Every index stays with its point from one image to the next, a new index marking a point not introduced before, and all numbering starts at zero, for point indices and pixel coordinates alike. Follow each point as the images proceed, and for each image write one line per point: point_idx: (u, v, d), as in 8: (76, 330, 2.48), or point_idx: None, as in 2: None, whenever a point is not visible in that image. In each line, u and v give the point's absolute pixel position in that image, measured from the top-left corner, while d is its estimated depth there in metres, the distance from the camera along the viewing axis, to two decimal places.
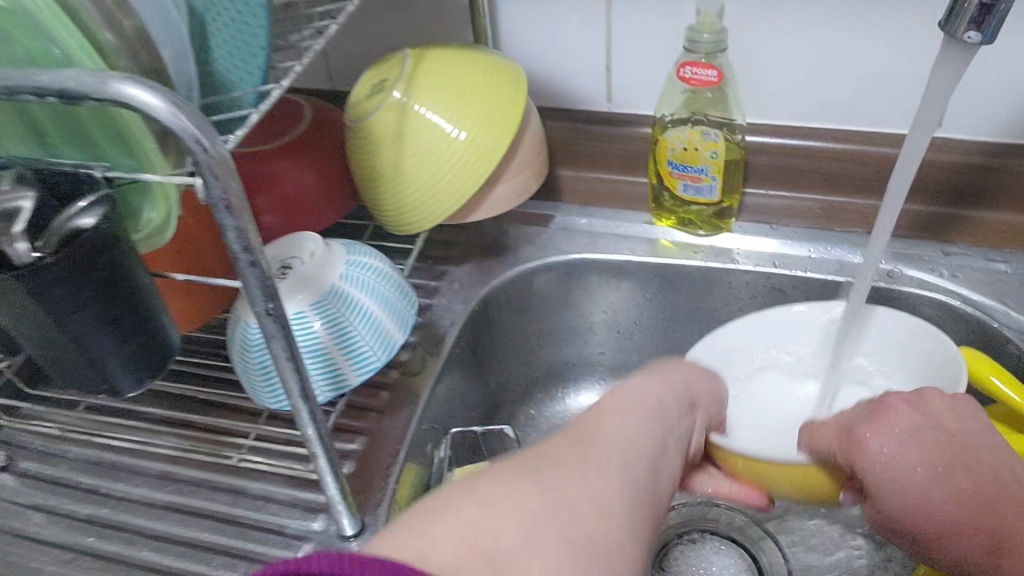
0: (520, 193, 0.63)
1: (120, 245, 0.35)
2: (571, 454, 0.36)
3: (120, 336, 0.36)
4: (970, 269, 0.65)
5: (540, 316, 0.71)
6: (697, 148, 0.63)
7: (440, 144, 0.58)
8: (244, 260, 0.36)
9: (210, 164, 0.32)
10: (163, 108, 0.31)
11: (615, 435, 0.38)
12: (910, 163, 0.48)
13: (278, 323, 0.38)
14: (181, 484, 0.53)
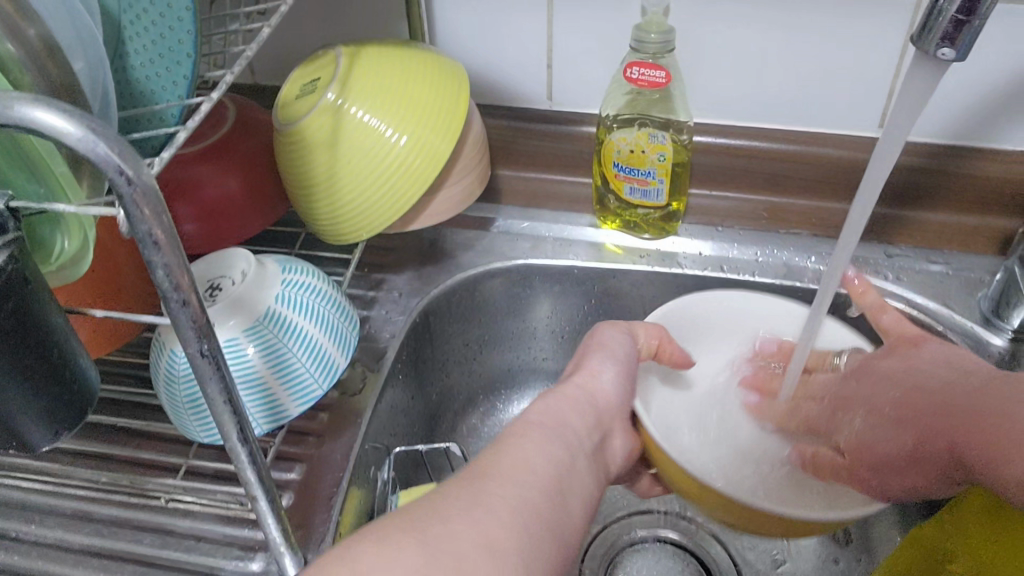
0: (463, 197, 0.59)
1: (29, 288, 0.31)
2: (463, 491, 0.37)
3: (29, 389, 0.32)
4: (912, 272, 0.65)
5: (482, 323, 0.69)
6: (643, 151, 0.61)
7: (379, 148, 0.54)
8: (173, 299, 0.32)
9: (134, 196, 0.28)
10: (76, 134, 0.27)
11: (511, 468, 0.39)
12: (880, 171, 0.47)
13: (214, 365, 0.34)
14: (101, 525, 0.49)
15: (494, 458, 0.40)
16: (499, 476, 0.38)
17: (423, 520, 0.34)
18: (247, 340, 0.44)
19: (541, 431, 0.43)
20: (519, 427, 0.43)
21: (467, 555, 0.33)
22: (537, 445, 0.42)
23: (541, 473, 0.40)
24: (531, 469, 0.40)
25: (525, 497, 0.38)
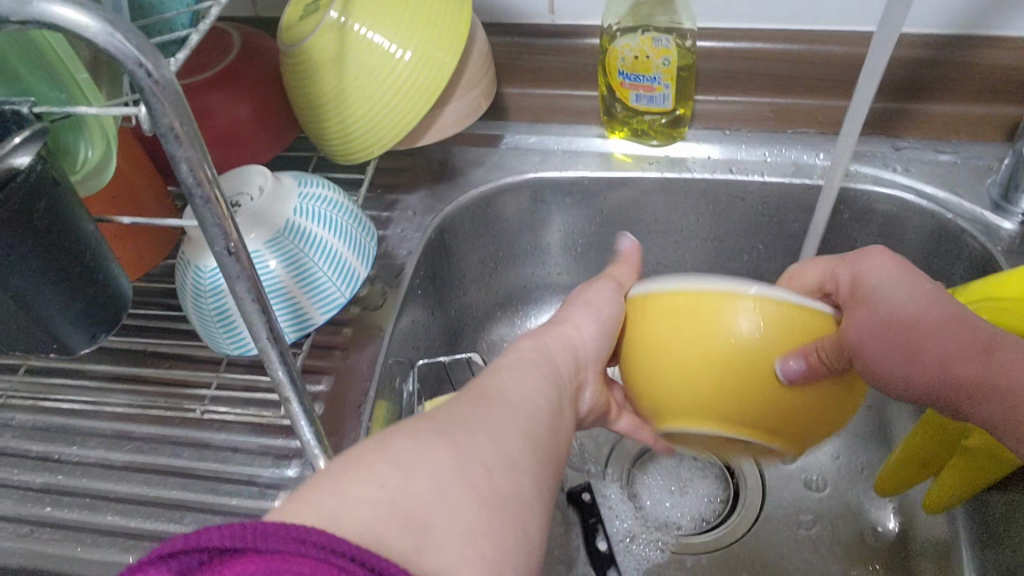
0: (470, 111, 0.60)
1: (58, 190, 0.32)
2: (474, 408, 0.37)
3: (67, 291, 0.33)
4: (921, 163, 0.65)
5: (496, 239, 0.70)
6: (648, 56, 0.61)
7: (383, 65, 0.54)
8: (197, 196, 0.33)
9: (155, 90, 0.29)
10: (96, 28, 0.28)
11: (515, 398, 0.39)
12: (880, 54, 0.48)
13: (240, 264, 0.35)
14: (140, 443, 0.51)
15: (498, 389, 0.40)
16: (502, 402, 0.38)
17: (444, 429, 0.34)
18: (269, 252, 0.45)
19: (531, 368, 0.43)
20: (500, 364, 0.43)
21: (494, 466, 0.33)
22: (527, 379, 0.42)
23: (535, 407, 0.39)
24: (529, 397, 0.40)
25: (531, 423, 0.38)
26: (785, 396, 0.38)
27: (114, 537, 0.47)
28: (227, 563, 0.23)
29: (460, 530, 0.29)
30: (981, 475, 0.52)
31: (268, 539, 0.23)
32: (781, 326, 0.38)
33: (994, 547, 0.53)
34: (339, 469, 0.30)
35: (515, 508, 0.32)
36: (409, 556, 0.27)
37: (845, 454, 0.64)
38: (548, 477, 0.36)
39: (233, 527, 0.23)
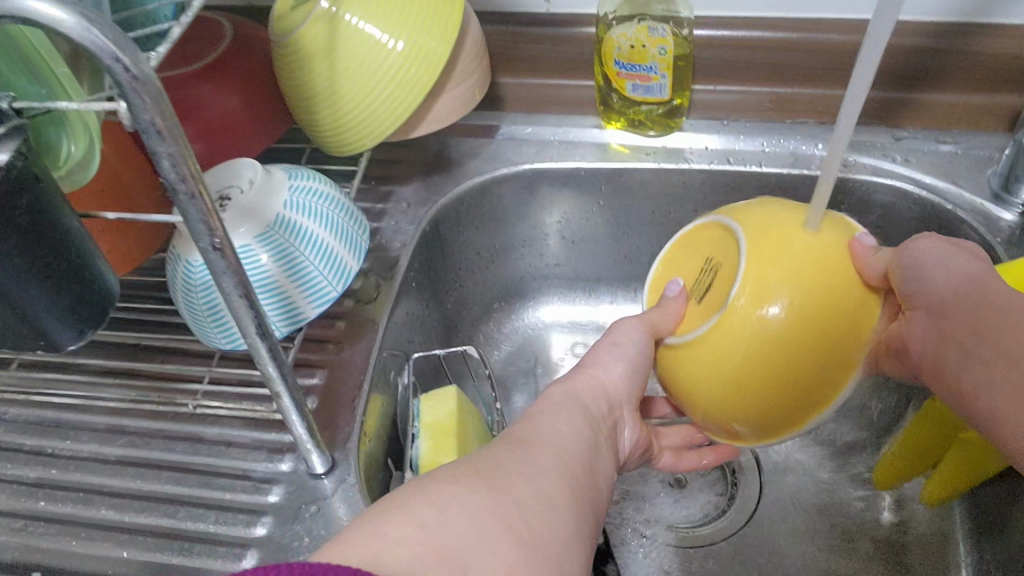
0: (463, 101, 0.59)
1: (40, 186, 0.31)
2: (507, 450, 0.36)
3: (52, 288, 0.33)
4: (921, 153, 0.64)
5: (491, 230, 0.69)
6: (644, 46, 0.60)
7: (374, 55, 0.54)
8: (181, 192, 0.32)
9: (133, 84, 0.29)
10: (72, 23, 0.27)
11: (548, 437, 0.39)
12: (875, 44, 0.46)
13: (227, 260, 0.35)
14: (133, 437, 0.51)
15: (537, 431, 0.39)
16: (538, 443, 0.38)
17: (482, 475, 0.33)
18: (259, 246, 0.45)
19: (567, 403, 0.43)
20: (538, 405, 0.43)
21: (529, 508, 0.32)
22: (562, 416, 0.41)
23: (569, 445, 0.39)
24: (563, 435, 0.39)
25: (567, 462, 0.37)
26: (811, 365, 0.40)
27: (108, 532, 0.47)
28: None
29: (496, 573, 0.29)
30: (977, 469, 0.52)
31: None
32: (803, 313, 0.39)
33: (987, 540, 0.53)
34: (377, 513, 0.30)
35: (554, 554, 0.31)
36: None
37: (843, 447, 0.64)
38: (587, 516, 0.35)
39: (292, 565, 0.24)
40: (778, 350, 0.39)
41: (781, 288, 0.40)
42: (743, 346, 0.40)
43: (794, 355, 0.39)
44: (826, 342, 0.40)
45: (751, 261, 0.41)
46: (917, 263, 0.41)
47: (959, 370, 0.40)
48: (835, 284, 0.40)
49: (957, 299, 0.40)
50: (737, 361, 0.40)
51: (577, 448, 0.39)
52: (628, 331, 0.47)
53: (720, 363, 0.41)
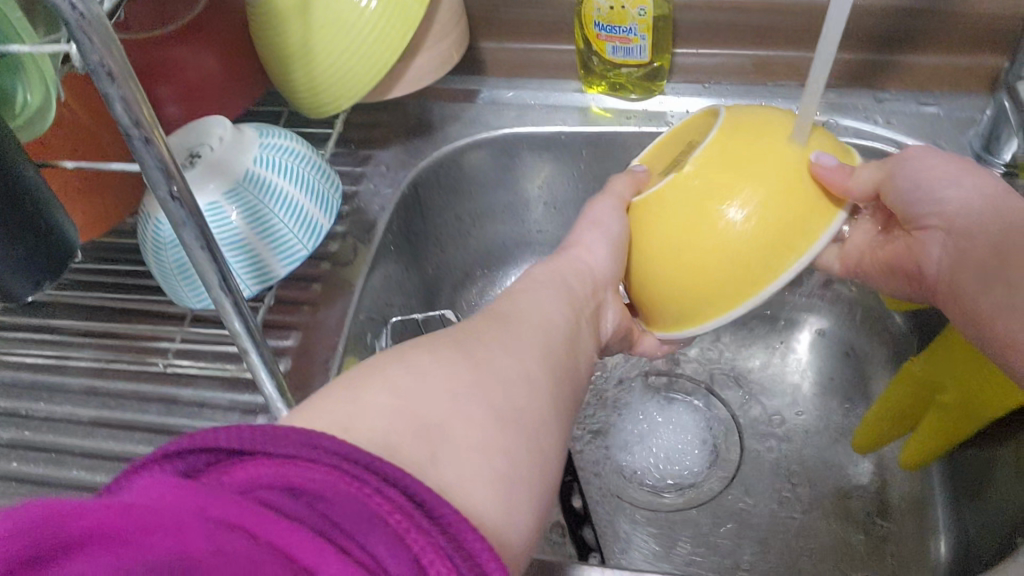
0: (440, 63, 0.59)
1: None
2: (490, 325, 0.37)
3: (7, 236, 0.32)
4: (903, 115, 0.64)
5: (472, 195, 0.69)
6: (624, 7, 0.59)
7: (348, 14, 0.53)
8: (135, 137, 0.32)
9: (81, 24, 0.28)
10: None
11: (529, 315, 0.40)
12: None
13: (187, 209, 0.35)
14: (107, 398, 0.51)
15: (514, 311, 0.40)
16: (516, 321, 0.39)
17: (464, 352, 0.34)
18: (228, 204, 0.45)
19: (544, 283, 0.45)
20: (520, 284, 0.44)
21: (509, 382, 0.33)
22: (544, 297, 0.43)
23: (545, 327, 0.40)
24: (544, 315, 0.40)
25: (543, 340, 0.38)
26: (764, 269, 0.42)
27: (80, 492, 0.47)
28: (232, 467, 0.24)
29: (474, 443, 0.30)
30: (951, 431, 0.52)
31: (279, 443, 0.24)
32: (768, 219, 0.41)
33: (964, 503, 0.53)
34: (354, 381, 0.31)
35: (533, 427, 0.32)
36: (417, 465, 0.28)
37: (823, 410, 0.64)
38: (563, 390, 0.36)
39: (243, 430, 0.24)
40: (752, 249, 0.41)
41: (744, 189, 0.41)
42: (697, 242, 0.42)
43: (748, 255, 0.41)
44: (778, 248, 0.41)
45: (720, 160, 0.42)
46: (910, 171, 0.45)
47: (974, 298, 0.44)
48: (799, 198, 0.41)
49: (975, 226, 0.44)
50: (691, 255, 0.42)
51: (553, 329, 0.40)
52: (606, 211, 0.48)
53: (675, 256, 0.43)
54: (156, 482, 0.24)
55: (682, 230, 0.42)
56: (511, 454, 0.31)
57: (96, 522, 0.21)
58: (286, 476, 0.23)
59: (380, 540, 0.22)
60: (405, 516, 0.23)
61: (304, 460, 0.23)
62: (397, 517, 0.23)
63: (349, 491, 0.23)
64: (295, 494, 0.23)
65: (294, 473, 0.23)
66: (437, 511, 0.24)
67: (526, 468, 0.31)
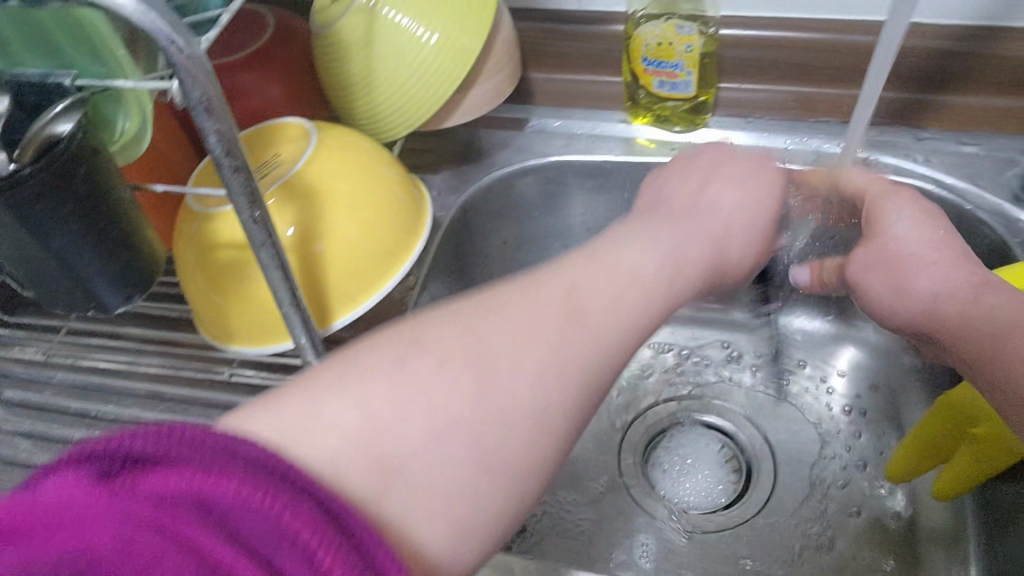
0: (495, 95, 0.62)
1: (98, 158, 0.34)
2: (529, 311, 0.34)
3: (105, 252, 0.35)
4: (943, 154, 0.65)
5: (519, 220, 0.71)
6: (671, 43, 0.62)
7: (410, 48, 0.56)
8: (225, 165, 0.35)
9: (187, 65, 0.31)
10: (132, 6, 0.30)
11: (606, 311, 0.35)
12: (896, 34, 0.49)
13: (266, 231, 0.37)
14: (171, 404, 0.54)
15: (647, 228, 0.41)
16: (592, 318, 0.34)
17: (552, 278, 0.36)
18: None
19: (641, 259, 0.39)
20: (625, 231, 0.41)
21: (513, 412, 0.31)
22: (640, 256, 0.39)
23: (602, 338, 0.34)
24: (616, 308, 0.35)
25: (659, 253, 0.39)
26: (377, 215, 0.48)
27: None
28: (139, 475, 0.23)
29: (429, 469, 0.29)
30: (988, 463, 0.53)
31: (195, 450, 0.24)
32: (350, 180, 0.47)
33: (997, 535, 0.54)
34: (377, 354, 0.31)
35: (506, 464, 0.31)
36: (365, 496, 0.28)
37: (857, 442, 0.65)
38: (582, 375, 0.33)
39: (157, 435, 0.24)
40: (370, 227, 0.48)
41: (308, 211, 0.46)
42: (364, 236, 0.47)
43: (366, 227, 0.47)
44: (368, 240, 0.47)
45: (334, 171, 0.47)
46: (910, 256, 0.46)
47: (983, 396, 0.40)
48: (371, 183, 0.48)
49: None
50: (346, 252, 0.47)
51: (626, 329, 0.36)
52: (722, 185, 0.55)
53: (334, 259, 0.46)
54: (70, 487, 0.23)
55: (327, 187, 0.47)
56: (446, 476, 0.29)
57: (23, 522, 0.21)
58: (197, 491, 0.23)
59: (287, 551, 0.22)
60: (318, 532, 0.23)
61: (231, 478, 0.23)
62: (311, 533, 0.23)
63: (261, 505, 0.22)
64: (207, 511, 0.22)
65: (209, 486, 0.23)
66: (361, 542, 0.24)
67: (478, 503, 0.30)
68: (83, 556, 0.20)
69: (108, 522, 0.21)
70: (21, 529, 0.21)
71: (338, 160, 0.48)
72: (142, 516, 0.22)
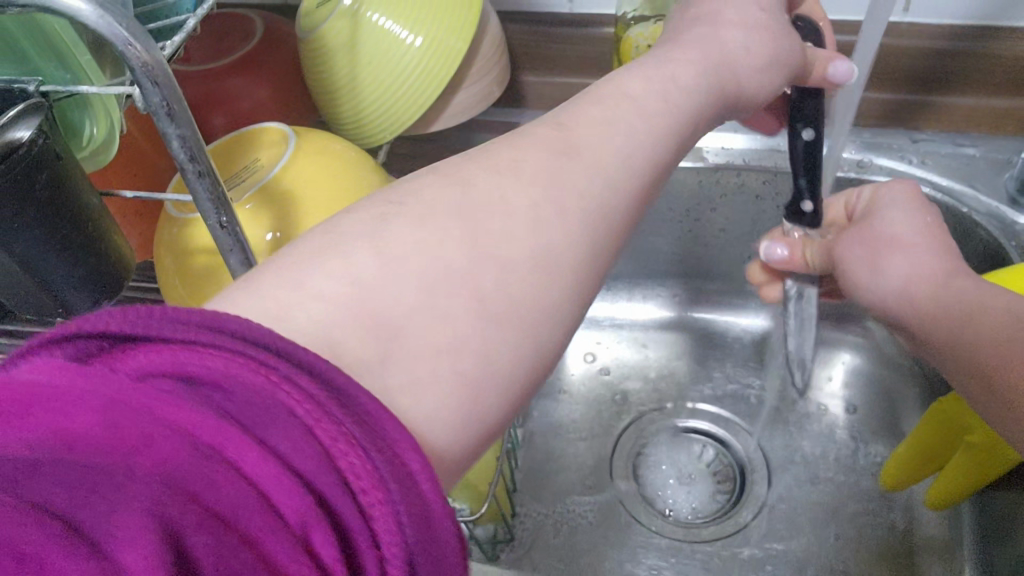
0: (481, 99, 0.61)
1: (59, 163, 0.34)
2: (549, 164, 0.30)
3: (70, 258, 0.35)
4: (939, 155, 0.64)
5: None
6: None
7: (394, 52, 0.56)
8: (190, 170, 0.34)
9: (146, 70, 0.31)
10: (89, 11, 0.29)
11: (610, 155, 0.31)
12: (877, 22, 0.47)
13: (233, 236, 0.37)
14: None
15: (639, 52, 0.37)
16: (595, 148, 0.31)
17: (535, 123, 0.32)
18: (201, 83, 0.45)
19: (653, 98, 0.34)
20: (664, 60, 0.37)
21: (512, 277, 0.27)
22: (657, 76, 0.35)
23: (615, 184, 0.31)
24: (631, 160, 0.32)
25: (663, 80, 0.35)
26: None
27: None
28: (122, 355, 0.20)
29: (434, 343, 0.25)
30: (983, 471, 0.51)
31: (177, 327, 0.20)
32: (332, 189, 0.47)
33: (993, 546, 0.52)
34: (329, 232, 0.27)
35: (524, 316, 0.27)
36: (361, 367, 0.24)
37: (853, 447, 0.65)
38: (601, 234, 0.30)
39: (142, 309, 0.20)
40: None
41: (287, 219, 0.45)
42: None
43: None
44: None
45: (316, 177, 0.47)
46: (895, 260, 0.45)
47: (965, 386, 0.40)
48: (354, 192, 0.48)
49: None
50: None
51: (640, 151, 0.32)
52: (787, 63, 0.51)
53: None
54: (42, 367, 0.19)
55: (310, 197, 0.46)
56: (456, 356, 0.25)
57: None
58: (178, 363, 0.20)
59: (287, 431, 0.20)
60: (321, 411, 0.20)
61: (219, 351, 0.20)
62: (309, 407, 0.20)
63: (255, 381, 0.20)
64: (194, 386, 0.20)
65: (189, 358, 0.20)
66: (369, 412, 0.21)
67: (502, 371, 0.26)
68: (63, 438, 0.18)
69: (87, 399, 0.19)
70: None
71: (322, 168, 0.47)
72: (119, 392, 0.19)
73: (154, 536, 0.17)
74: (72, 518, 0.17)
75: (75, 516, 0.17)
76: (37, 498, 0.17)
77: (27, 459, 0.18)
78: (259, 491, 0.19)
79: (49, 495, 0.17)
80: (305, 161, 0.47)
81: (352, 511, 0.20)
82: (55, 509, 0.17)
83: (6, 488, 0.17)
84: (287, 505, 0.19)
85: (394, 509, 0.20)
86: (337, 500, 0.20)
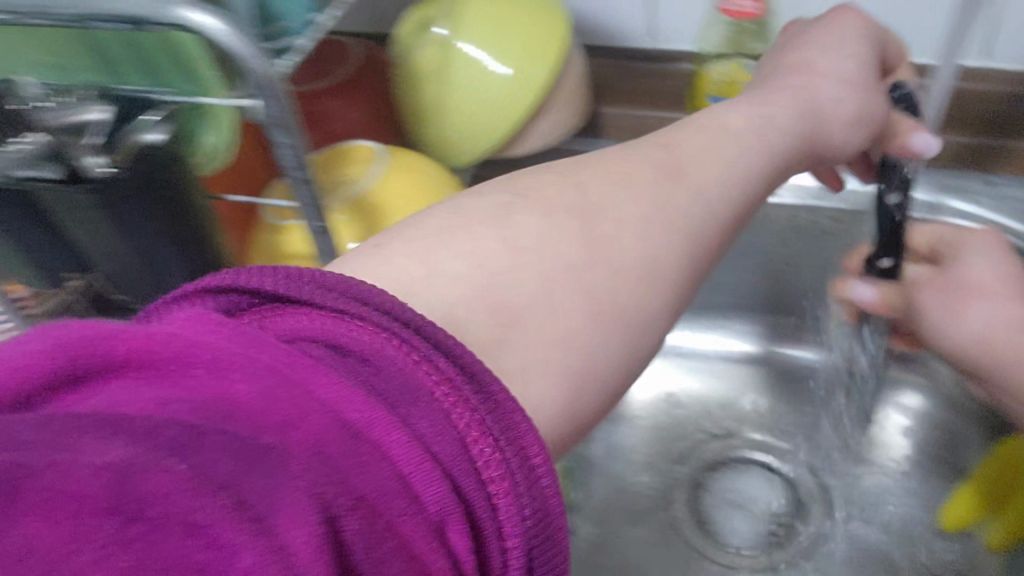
0: (564, 126, 0.64)
1: (180, 166, 0.37)
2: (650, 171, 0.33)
3: (183, 252, 0.39)
4: (1015, 200, 0.62)
5: None
6: (738, 81, 0.63)
7: (481, 79, 0.59)
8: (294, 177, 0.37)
9: (266, 84, 0.34)
10: (220, 29, 0.32)
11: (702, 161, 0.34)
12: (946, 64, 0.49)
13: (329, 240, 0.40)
14: None
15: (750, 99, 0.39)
16: (695, 171, 0.34)
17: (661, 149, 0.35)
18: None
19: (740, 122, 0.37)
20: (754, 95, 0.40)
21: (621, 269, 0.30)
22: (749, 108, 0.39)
23: (713, 200, 0.34)
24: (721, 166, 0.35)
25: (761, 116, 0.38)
26: None
27: None
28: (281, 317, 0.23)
29: (550, 334, 0.28)
30: None
31: (327, 295, 0.24)
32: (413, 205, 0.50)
33: None
34: (459, 216, 0.31)
35: (632, 323, 0.30)
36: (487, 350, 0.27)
37: (915, 489, 0.64)
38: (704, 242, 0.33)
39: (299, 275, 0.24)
40: None
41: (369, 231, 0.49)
42: None
43: None
44: None
45: (399, 193, 0.50)
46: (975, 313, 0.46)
47: None
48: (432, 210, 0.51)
49: None
50: None
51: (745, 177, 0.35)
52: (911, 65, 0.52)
53: None
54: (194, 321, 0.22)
55: (392, 211, 0.50)
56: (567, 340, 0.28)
57: (152, 352, 0.21)
58: (330, 334, 0.23)
59: (427, 415, 0.22)
60: (461, 398, 0.22)
61: (374, 332, 0.23)
62: (451, 397, 0.22)
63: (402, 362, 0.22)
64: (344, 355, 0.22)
65: (342, 331, 0.23)
66: (501, 402, 0.23)
67: (605, 374, 0.29)
68: (225, 406, 0.20)
69: (247, 368, 0.21)
70: (154, 360, 0.21)
71: (404, 184, 0.51)
72: (273, 364, 0.21)
73: (317, 520, 0.18)
74: (239, 496, 0.18)
75: (235, 491, 0.18)
76: (203, 469, 0.18)
77: (192, 426, 0.19)
78: (399, 474, 0.20)
79: (214, 467, 0.18)
80: (390, 178, 0.51)
81: (481, 501, 0.22)
82: (221, 482, 0.18)
83: (176, 456, 0.18)
84: (429, 493, 0.21)
85: (519, 498, 0.22)
86: (467, 483, 0.22)
